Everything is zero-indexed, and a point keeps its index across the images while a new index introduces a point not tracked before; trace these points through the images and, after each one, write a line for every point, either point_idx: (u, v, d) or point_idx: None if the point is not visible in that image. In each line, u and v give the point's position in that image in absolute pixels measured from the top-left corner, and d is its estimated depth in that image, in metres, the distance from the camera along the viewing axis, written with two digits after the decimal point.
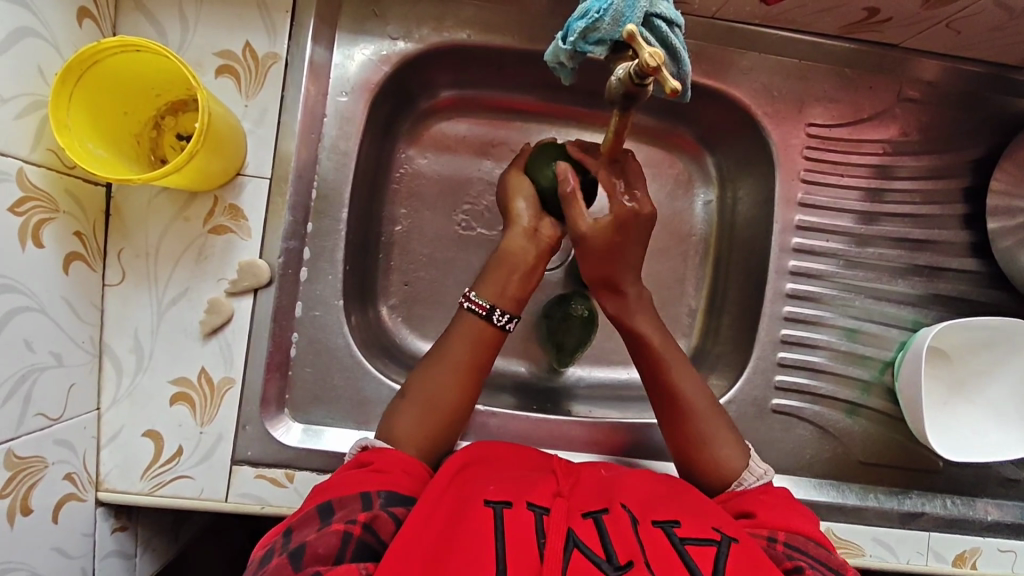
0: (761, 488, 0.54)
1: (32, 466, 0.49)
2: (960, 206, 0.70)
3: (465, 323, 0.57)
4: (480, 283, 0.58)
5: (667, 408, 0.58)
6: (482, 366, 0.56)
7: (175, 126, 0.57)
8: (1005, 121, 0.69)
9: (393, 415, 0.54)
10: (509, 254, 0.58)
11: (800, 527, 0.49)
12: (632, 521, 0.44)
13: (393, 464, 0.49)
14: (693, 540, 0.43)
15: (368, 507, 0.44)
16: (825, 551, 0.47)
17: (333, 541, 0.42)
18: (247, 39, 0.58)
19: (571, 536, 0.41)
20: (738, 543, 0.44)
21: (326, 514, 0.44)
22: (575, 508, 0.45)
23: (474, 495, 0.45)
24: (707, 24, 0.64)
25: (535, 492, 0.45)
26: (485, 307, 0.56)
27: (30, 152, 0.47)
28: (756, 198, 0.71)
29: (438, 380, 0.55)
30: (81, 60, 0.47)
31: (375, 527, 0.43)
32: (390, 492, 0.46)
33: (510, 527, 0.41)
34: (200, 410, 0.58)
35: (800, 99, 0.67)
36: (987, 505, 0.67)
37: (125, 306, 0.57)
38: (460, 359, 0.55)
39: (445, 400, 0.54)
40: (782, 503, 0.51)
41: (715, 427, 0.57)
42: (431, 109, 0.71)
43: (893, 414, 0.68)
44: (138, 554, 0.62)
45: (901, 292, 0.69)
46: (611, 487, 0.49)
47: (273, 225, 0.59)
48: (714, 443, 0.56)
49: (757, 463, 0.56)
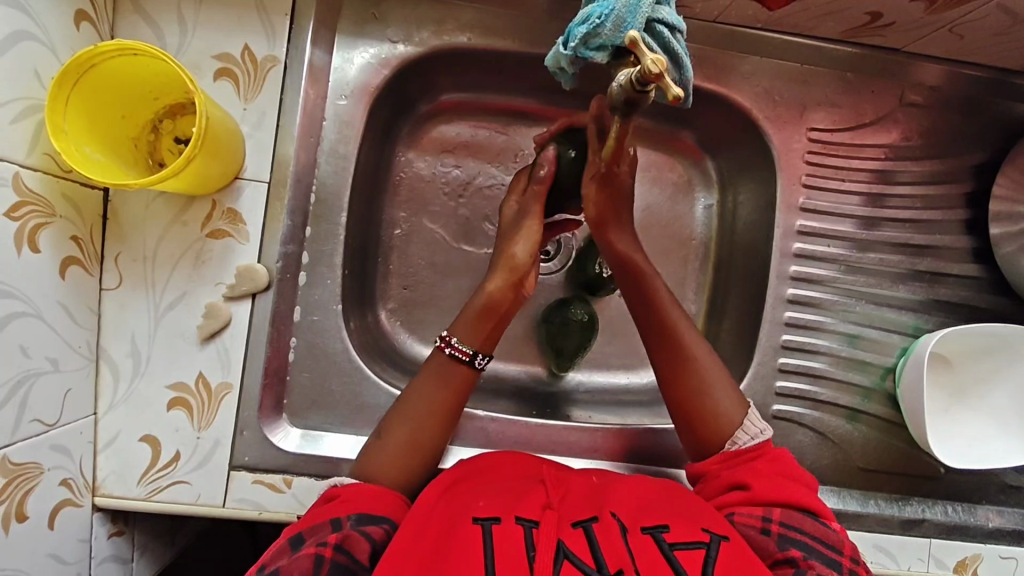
0: (755, 449, 0.53)
1: (28, 472, 0.48)
2: (962, 211, 0.69)
3: (436, 361, 0.56)
4: (456, 326, 0.57)
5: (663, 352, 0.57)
6: (456, 409, 0.56)
7: (173, 129, 0.57)
8: (1007, 127, 0.69)
9: (368, 456, 0.52)
10: (493, 304, 0.57)
11: (795, 497, 0.50)
12: (622, 528, 0.44)
13: (358, 492, 0.48)
14: (682, 544, 0.43)
15: (338, 528, 0.45)
16: (819, 526, 0.49)
17: (306, 564, 0.42)
18: (246, 42, 0.58)
19: (562, 549, 0.41)
20: (728, 542, 0.44)
21: (297, 544, 0.44)
22: (566, 519, 0.44)
23: (462, 512, 0.45)
24: (708, 27, 0.64)
25: (524, 505, 0.45)
26: (468, 353, 0.56)
27: (26, 157, 0.47)
28: (757, 202, 0.71)
29: (416, 426, 0.54)
30: (77, 64, 0.47)
31: (347, 547, 0.43)
32: (361, 513, 0.46)
33: (498, 543, 0.41)
34: (197, 415, 0.57)
35: (802, 104, 0.66)
36: (988, 511, 0.67)
37: (123, 310, 0.57)
38: (440, 404, 0.55)
39: (423, 444, 0.53)
40: (774, 470, 0.52)
41: (716, 380, 0.56)
42: (431, 112, 0.71)
43: (894, 420, 0.67)
44: (135, 559, 0.62)
45: (902, 298, 0.69)
46: (602, 493, 0.49)
47: (271, 229, 0.59)
48: (714, 394, 0.55)
49: (754, 420, 0.55)
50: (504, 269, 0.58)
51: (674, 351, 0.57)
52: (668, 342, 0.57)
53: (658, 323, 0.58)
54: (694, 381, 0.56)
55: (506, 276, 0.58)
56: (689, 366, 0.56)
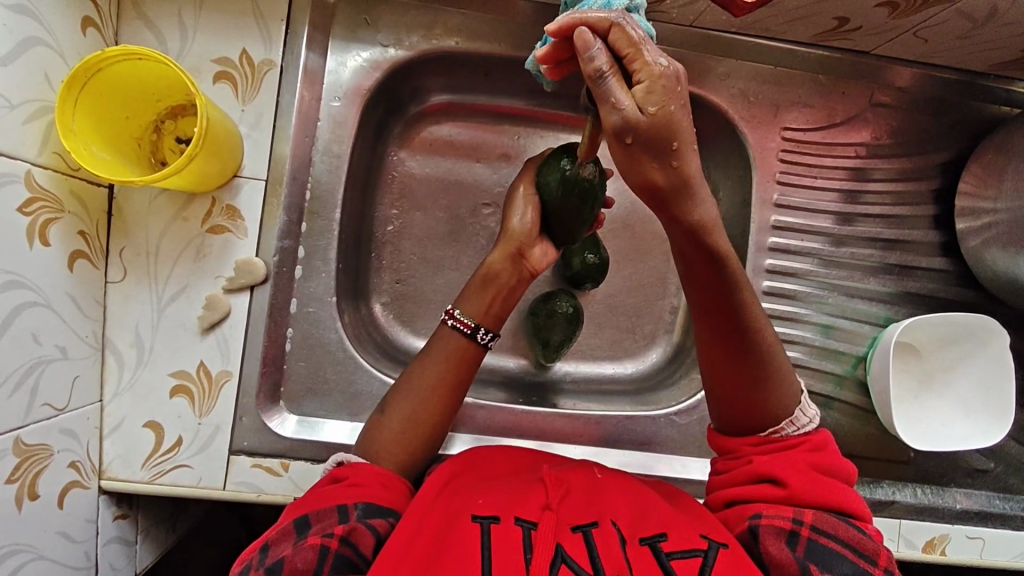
0: (800, 439, 0.53)
1: (39, 454, 0.51)
2: (930, 207, 0.72)
3: (443, 336, 0.60)
4: (462, 299, 0.61)
5: (727, 331, 0.52)
6: (460, 385, 0.59)
7: (175, 129, 0.60)
8: (973, 126, 0.72)
9: (373, 431, 0.56)
10: (492, 276, 0.61)
11: (832, 501, 0.49)
12: (621, 538, 0.46)
13: (368, 477, 0.51)
14: (679, 553, 0.45)
15: (345, 519, 0.47)
16: (854, 531, 0.48)
17: (310, 556, 0.44)
18: (244, 47, 0.61)
19: (559, 551, 0.43)
20: (727, 549, 0.47)
21: (302, 529, 0.47)
22: (565, 521, 0.46)
23: (461, 510, 0.47)
24: (685, 31, 0.67)
25: (524, 506, 0.47)
26: (470, 325, 0.60)
27: (37, 155, 0.50)
28: (735, 198, 0.74)
29: (417, 400, 0.57)
30: (86, 67, 0.50)
31: (352, 540, 0.45)
32: (368, 503, 0.49)
33: (497, 543, 0.43)
34: (198, 401, 0.60)
35: (776, 104, 0.69)
36: (956, 494, 0.70)
37: (127, 302, 0.60)
38: (442, 377, 0.58)
39: (425, 418, 0.57)
40: (818, 464, 0.51)
41: (779, 361, 0.53)
42: (422, 113, 0.74)
43: (866, 407, 0.70)
44: (138, 542, 0.65)
45: (874, 290, 0.72)
46: (597, 491, 0.51)
47: (269, 225, 0.62)
48: (769, 385, 0.53)
49: (806, 410, 0.54)
50: (504, 243, 0.62)
51: (735, 328, 0.51)
52: (733, 325, 0.51)
53: (730, 305, 0.51)
54: (760, 364, 0.52)
55: (508, 253, 0.61)
56: (758, 354, 0.52)
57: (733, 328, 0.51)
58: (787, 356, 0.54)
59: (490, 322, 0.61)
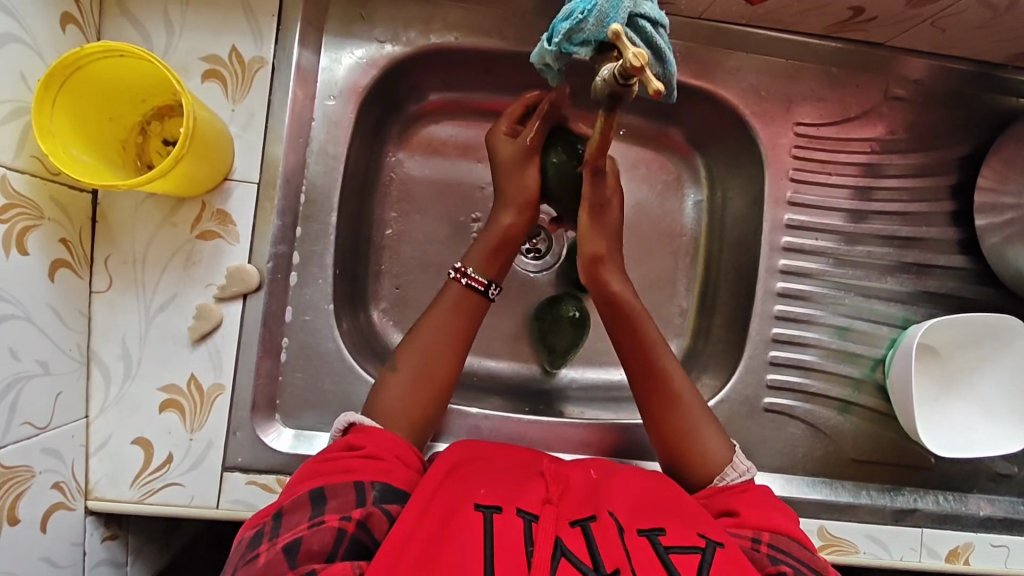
0: (744, 484, 0.53)
1: (20, 475, 0.48)
2: (948, 203, 0.70)
3: (453, 293, 0.57)
4: (470, 256, 0.59)
5: (637, 361, 0.58)
6: (465, 332, 0.57)
7: (161, 131, 0.57)
8: (993, 118, 0.69)
9: (381, 390, 0.54)
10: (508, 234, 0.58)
11: (785, 528, 0.48)
12: (618, 529, 0.43)
13: (385, 450, 0.48)
14: (677, 548, 0.42)
15: (361, 502, 0.44)
16: (807, 552, 0.47)
17: (326, 538, 0.41)
18: (234, 43, 0.58)
19: (559, 545, 0.40)
20: (722, 548, 0.44)
21: (318, 502, 0.44)
22: (564, 516, 0.43)
23: (463, 499, 0.44)
24: (694, 24, 0.65)
25: (524, 498, 0.44)
26: (483, 282, 0.57)
27: (14, 159, 0.47)
28: (745, 195, 0.71)
29: (428, 355, 0.55)
30: (64, 66, 0.47)
31: (368, 524, 0.42)
32: (386, 484, 0.46)
33: (500, 534, 0.40)
34: (189, 417, 0.57)
35: (788, 98, 0.67)
36: (979, 500, 0.68)
37: (114, 312, 0.57)
38: (449, 329, 0.56)
39: (439, 371, 0.55)
40: (764, 502, 0.51)
41: (692, 408, 0.57)
42: (421, 111, 0.71)
43: (884, 411, 0.68)
44: (129, 563, 0.62)
45: (891, 289, 0.69)
46: (601, 489, 0.49)
47: (261, 230, 0.59)
48: (698, 435, 0.56)
49: (741, 460, 0.55)
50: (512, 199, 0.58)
51: (661, 393, 0.57)
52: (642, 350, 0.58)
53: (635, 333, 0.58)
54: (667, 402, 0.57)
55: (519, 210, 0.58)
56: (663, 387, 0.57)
57: (643, 357, 0.58)
58: (696, 402, 0.57)
59: (496, 275, 0.59)
